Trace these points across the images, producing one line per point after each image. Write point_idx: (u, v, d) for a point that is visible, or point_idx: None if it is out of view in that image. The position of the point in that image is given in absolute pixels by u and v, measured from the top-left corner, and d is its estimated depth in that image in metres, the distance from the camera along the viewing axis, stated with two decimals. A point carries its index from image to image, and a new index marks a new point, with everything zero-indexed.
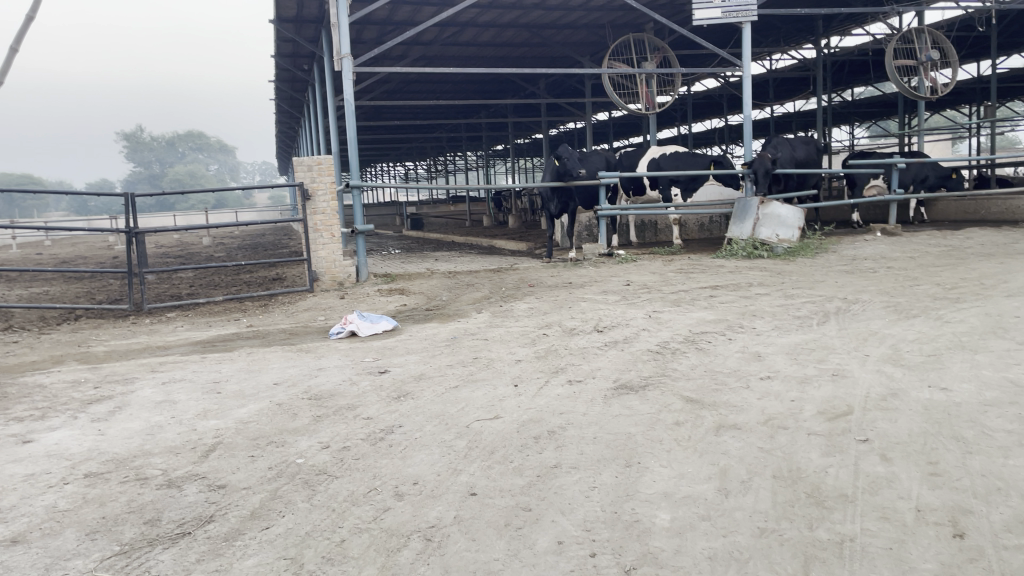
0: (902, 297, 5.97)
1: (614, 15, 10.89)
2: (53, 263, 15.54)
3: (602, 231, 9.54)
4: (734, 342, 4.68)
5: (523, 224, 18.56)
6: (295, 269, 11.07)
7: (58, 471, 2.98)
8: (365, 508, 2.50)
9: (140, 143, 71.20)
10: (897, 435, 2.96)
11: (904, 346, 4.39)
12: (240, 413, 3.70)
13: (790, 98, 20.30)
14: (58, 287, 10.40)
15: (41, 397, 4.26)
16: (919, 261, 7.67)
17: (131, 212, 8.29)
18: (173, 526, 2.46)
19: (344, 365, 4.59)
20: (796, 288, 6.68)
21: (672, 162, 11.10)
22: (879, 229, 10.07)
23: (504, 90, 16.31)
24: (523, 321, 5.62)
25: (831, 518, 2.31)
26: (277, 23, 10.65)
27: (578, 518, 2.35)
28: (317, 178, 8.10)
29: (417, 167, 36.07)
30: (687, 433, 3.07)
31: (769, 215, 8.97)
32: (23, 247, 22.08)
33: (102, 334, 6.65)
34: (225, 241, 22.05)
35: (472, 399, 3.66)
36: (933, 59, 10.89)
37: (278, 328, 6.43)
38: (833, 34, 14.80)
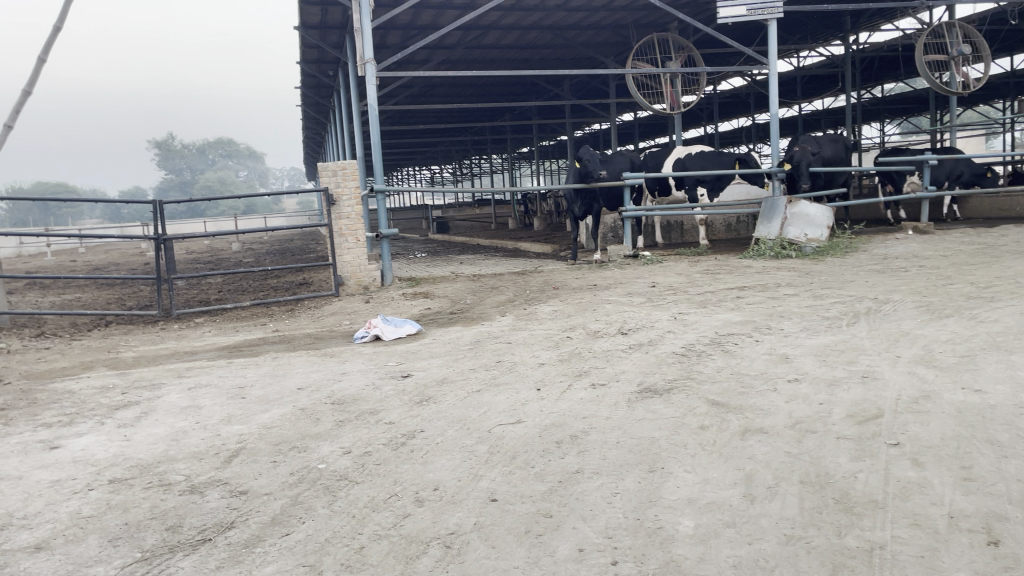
0: (934, 296, 5.85)
1: (638, 15, 10.83)
2: (86, 269, 15.80)
3: (627, 232, 9.47)
4: (761, 344, 4.61)
5: (548, 226, 18.54)
6: (321, 274, 11.13)
7: (84, 477, 3.00)
8: (384, 514, 2.48)
9: (171, 150, 72.28)
10: (929, 439, 2.88)
11: (937, 347, 4.30)
12: (263, 418, 3.71)
13: (818, 95, 20.06)
14: (91, 293, 10.56)
15: (70, 403, 4.31)
16: (953, 260, 7.50)
17: (160, 219, 8.38)
18: (194, 532, 2.46)
19: (368, 369, 4.59)
20: (825, 288, 6.57)
21: (697, 162, 10.99)
22: (911, 227, 9.88)
23: (528, 92, 16.30)
24: (547, 324, 5.59)
25: (860, 525, 2.24)
26: (301, 29, 10.74)
27: (600, 526, 2.31)
28: (342, 183, 8.13)
29: (443, 170, 36.18)
30: (712, 438, 3.01)
31: (797, 214, 8.86)
32: (58, 254, 22.52)
33: (132, 340, 6.72)
34: (254, 247, 22.29)
35: (494, 403, 3.64)
36: (965, 54, 10.71)
37: (304, 332, 6.46)
38: (861, 30, 14.60)
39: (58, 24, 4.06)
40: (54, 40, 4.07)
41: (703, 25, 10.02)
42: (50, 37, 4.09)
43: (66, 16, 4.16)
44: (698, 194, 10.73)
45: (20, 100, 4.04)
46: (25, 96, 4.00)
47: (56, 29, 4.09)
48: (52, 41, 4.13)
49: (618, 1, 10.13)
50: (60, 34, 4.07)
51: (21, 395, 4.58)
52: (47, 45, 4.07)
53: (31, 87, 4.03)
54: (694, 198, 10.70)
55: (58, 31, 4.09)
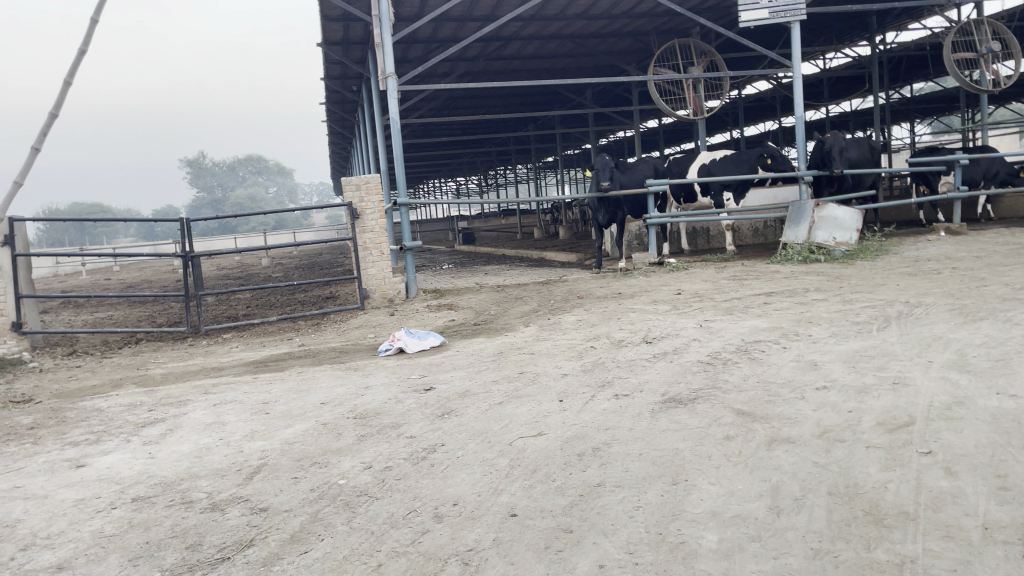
0: (967, 299, 5.72)
1: (659, 21, 10.78)
2: (119, 287, 16.06)
3: (652, 240, 9.38)
4: (788, 351, 4.53)
5: (575, 235, 18.51)
6: (347, 287, 11.19)
7: (107, 495, 3.02)
8: (404, 531, 2.46)
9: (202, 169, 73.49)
10: (962, 446, 2.79)
11: (971, 351, 4.19)
12: (286, 433, 3.71)
13: (845, 97, 19.82)
14: (122, 311, 10.70)
15: (98, 421, 4.35)
16: (986, 261, 7.34)
17: (187, 237, 8.47)
18: (214, 550, 2.45)
19: (391, 383, 4.58)
20: (854, 292, 6.45)
21: (723, 166, 10.89)
22: (943, 228, 9.69)
23: (551, 102, 16.30)
24: (571, 334, 5.54)
25: (890, 538, 2.17)
26: (324, 46, 10.85)
27: (621, 541, 2.26)
28: (365, 197, 8.15)
29: (468, 181, 36.33)
30: (737, 448, 2.95)
31: (825, 218, 8.72)
32: (93, 272, 22.95)
33: (160, 357, 6.79)
34: (283, 262, 22.52)
35: (516, 416, 3.60)
36: (995, 51, 10.46)
37: (329, 346, 6.48)
38: (888, 30, 14.40)
39: (83, 47, 4.01)
40: (78, 63, 4.10)
41: (726, 30, 9.91)
42: (75, 61, 4.03)
43: (89, 39, 4.12)
44: (724, 199, 10.64)
45: (49, 122, 3.95)
46: (52, 118, 3.91)
47: (80, 52, 4.06)
48: (77, 64, 4.07)
49: (638, 8, 10.09)
50: (84, 57, 4.07)
51: (51, 413, 4.63)
52: (72, 68, 4.02)
53: (58, 111, 3.94)
54: (720, 203, 10.60)
55: (82, 53, 4.03)
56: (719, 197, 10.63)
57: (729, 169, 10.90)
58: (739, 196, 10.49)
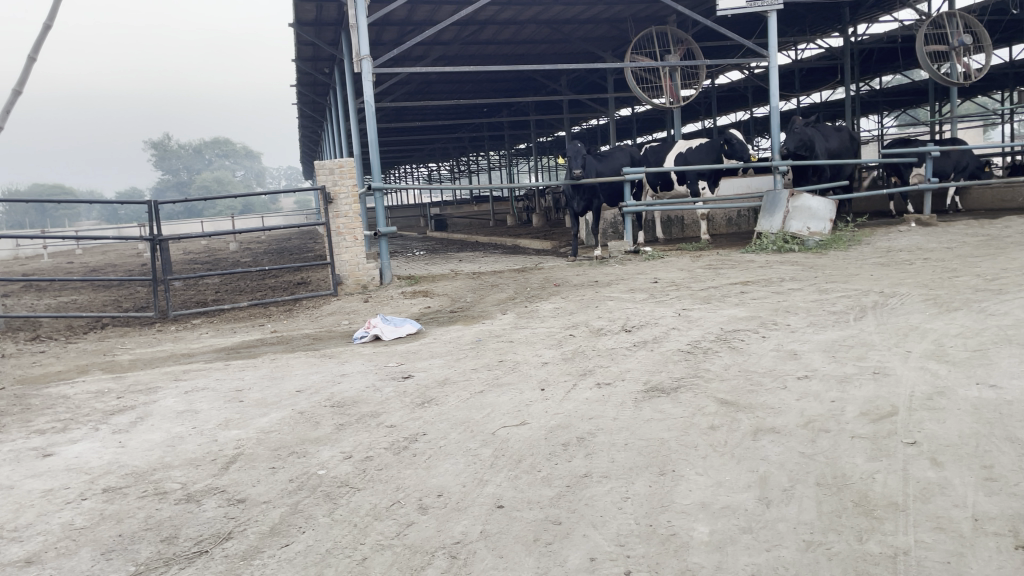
0: (941, 290, 5.76)
1: (636, 8, 10.74)
2: (83, 271, 15.73)
3: (628, 228, 9.37)
4: (768, 340, 4.53)
5: (548, 222, 18.48)
6: (319, 273, 11.02)
7: (76, 486, 2.92)
8: (388, 522, 2.40)
9: (168, 151, 72.36)
10: (947, 437, 2.79)
11: (948, 341, 4.21)
12: (262, 422, 3.63)
13: (817, 88, 19.97)
14: (87, 295, 10.46)
15: (64, 408, 4.22)
16: (957, 252, 7.44)
17: (155, 220, 8.27)
18: (190, 543, 2.38)
19: (368, 370, 4.50)
20: (830, 282, 6.49)
21: (698, 155, 10.87)
22: (914, 220, 9.80)
23: (525, 88, 16.20)
24: (549, 321, 5.50)
25: (882, 529, 2.16)
26: (296, 26, 10.65)
27: (611, 533, 2.23)
28: (339, 181, 8.04)
29: (440, 168, 36.17)
30: (723, 438, 2.93)
31: (800, 208, 8.77)
32: (55, 256, 22.45)
33: (128, 342, 6.63)
34: (252, 246, 22.21)
35: (498, 405, 3.55)
36: (966, 44, 10.57)
37: (303, 333, 6.37)
38: (860, 21, 14.50)
39: (48, 24, 4.01)
40: (44, 38, 4.03)
41: (703, 18, 9.90)
42: (39, 36, 4.02)
43: (54, 16, 4.12)
44: (699, 188, 10.65)
45: (12, 96, 3.94)
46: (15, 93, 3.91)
47: (46, 28, 4.01)
48: (43, 39, 4.04)
49: None
50: (49, 32, 4.02)
51: (14, 400, 4.48)
52: (38, 43, 3.97)
53: (21, 85, 3.92)
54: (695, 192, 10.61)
55: (48, 29, 4.01)
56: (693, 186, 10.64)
57: (703, 157, 10.90)
58: (712, 184, 10.51)
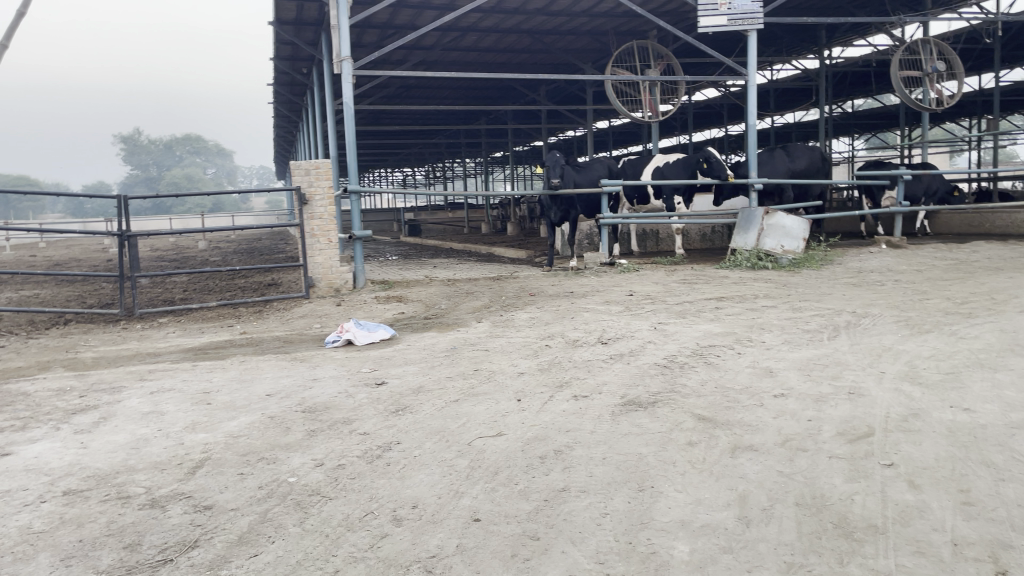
0: (912, 311, 5.83)
1: (618, 22, 10.79)
2: (47, 265, 15.40)
3: (604, 240, 9.38)
4: (743, 356, 4.53)
5: (522, 231, 18.48)
6: (292, 275, 10.88)
7: (35, 488, 2.81)
8: (361, 534, 2.33)
9: (138, 146, 71.46)
10: (923, 459, 2.80)
11: (920, 363, 4.25)
12: (231, 426, 3.54)
13: (791, 108, 20.24)
14: (50, 290, 10.21)
15: (23, 406, 4.08)
16: (927, 275, 7.53)
17: (123, 215, 8.08)
18: (154, 551, 2.29)
19: (341, 375, 4.43)
20: (803, 301, 6.53)
21: (676, 170, 10.90)
22: (885, 241, 9.92)
23: (504, 96, 16.20)
24: (525, 331, 5.47)
25: (863, 552, 2.15)
26: (276, 25, 10.54)
27: (590, 550, 2.19)
28: (315, 182, 7.93)
29: (415, 173, 36.05)
30: (701, 454, 2.91)
31: (773, 226, 8.81)
32: (17, 248, 21.92)
33: (92, 339, 6.47)
34: (220, 245, 21.88)
35: (474, 414, 3.49)
36: (939, 70, 10.79)
37: (273, 335, 6.26)
38: (836, 44, 14.71)
39: (21, 11, 3.93)
40: (16, 27, 3.94)
41: (685, 34, 9.93)
42: (12, 24, 3.93)
43: (29, 4, 4.05)
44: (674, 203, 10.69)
45: None
46: None
47: (19, 15, 3.91)
48: (15, 27, 3.96)
49: (599, 6, 10.06)
50: (22, 21, 3.92)
51: None
52: (10, 30, 3.87)
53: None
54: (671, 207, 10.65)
55: (21, 17, 3.93)
56: (669, 201, 10.68)
57: (680, 173, 10.95)
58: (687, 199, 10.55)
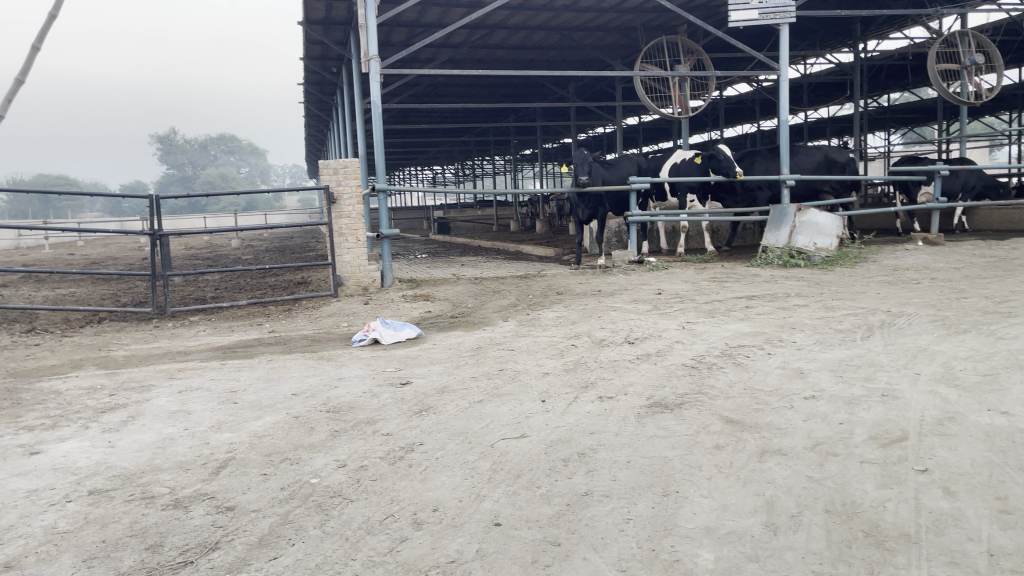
0: (949, 311, 5.68)
1: (647, 17, 10.68)
2: (83, 264, 15.69)
3: (633, 238, 9.28)
4: (773, 357, 4.44)
5: (551, 229, 18.40)
6: (320, 273, 10.94)
7: (62, 487, 2.83)
8: (380, 537, 2.32)
9: (173, 146, 72.57)
10: (959, 465, 2.71)
11: (957, 364, 4.13)
12: (256, 426, 3.54)
13: (825, 103, 19.93)
14: (85, 288, 10.37)
15: (54, 404, 4.14)
16: (965, 272, 7.35)
17: (155, 214, 8.17)
18: (175, 552, 2.29)
19: (366, 375, 4.42)
20: (836, 299, 6.41)
21: (690, 167, 10.73)
22: (921, 238, 9.71)
23: (534, 94, 16.15)
24: (551, 330, 5.42)
25: (894, 563, 2.08)
26: (305, 25, 10.59)
27: (612, 557, 2.15)
28: (343, 181, 7.96)
29: (445, 171, 36.09)
30: (728, 458, 2.85)
31: (806, 223, 8.70)
32: (56, 247, 22.35)
33: (125, 338, 6.56)
34: (253, 244, 22.11)
35: (498, 415, 3.47)
36: (978, 63, 10.51)
37: (301, 334, 6.29)
38: (870, 37, 14.43)
39: (52, 14, 3.98)
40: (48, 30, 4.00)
41: (713, 28, 9.78)
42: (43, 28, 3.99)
43: (61, 8, 4.12)
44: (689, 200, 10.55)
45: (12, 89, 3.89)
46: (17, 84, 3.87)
47: (50, 18, 3.97)
48: (46, 30, 4.01)
49: (628, 2, 9.98)
50: (53, 24, 3.97)
51: (5, 394, 4.40)
52: (42, 33, 3.93)
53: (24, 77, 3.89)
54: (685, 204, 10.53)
55: (51, 20, 3.98)
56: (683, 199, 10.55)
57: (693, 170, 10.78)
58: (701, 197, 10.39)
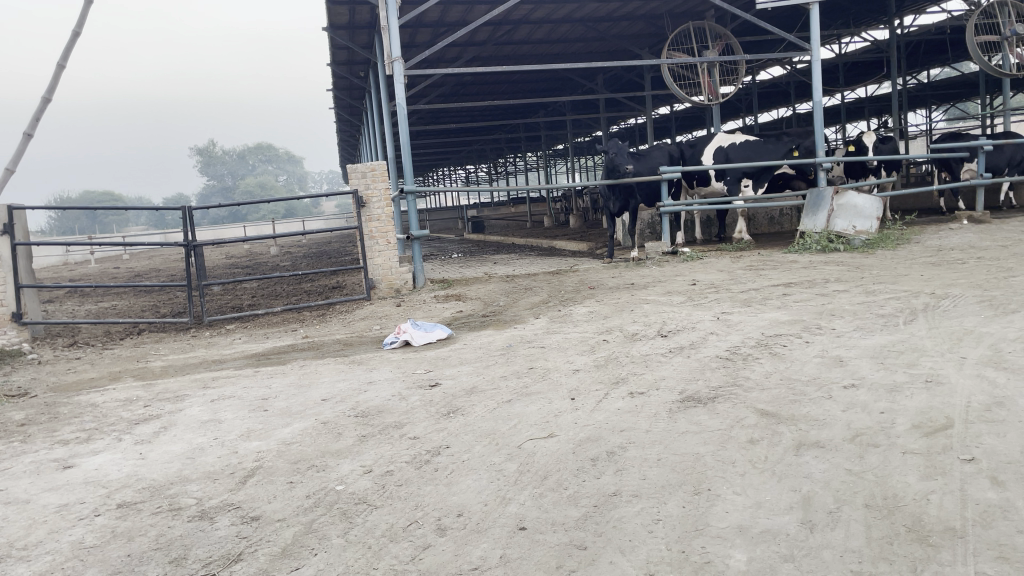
0: (995, 290, 5.47)
1: (674, 4, 10.51)
2: (126, 277, 15.99)
3: (665, 229, 9.11)
4: (811, 345, 4.31)
5: (585, 223, 18.29)
6: (356, 277, 10.98)
7: (91, 501, 2.84)
8: (403, 545, 2.27)
9: (212, 157, 73.93)
10: (1008, 453, 2.58)
11: (1006, 346, 3.95)
12: (284, 433, 3.53)
13: (861, 82, 19.47)
14: (127, 301, 10.56)
15: (90, 417, 4.18)
16: (1013, 250, 7.09)
17: (189, 225, 8.25)
18: (199, 565, 2.28)
19: (395, 378, 4.39)
20: (877, 283, 6.22)
21: (741, 152, 10.55)
22: (965, 217, 9.40)
23: (562, 87, 16.05)
24: (583, 326, 5.34)
25: (939, 559, 1.97)
26: (330, 31, 10.62)
27: (640, 560, 2.08)
28: (371, 184, 7.96)
29: (477, 169, 36.12)
30: (763, 453, 2.75)
31: (845, 206, 8.46)
32: (102, 261, 22.89)
33: (162, 348, 6.64)
34: (292, 250, 22.37)
35: (526, 415, 3.41)
36: (1019, 34, 10.11)
37: (333, 338, 6.30)
38: (907, 13, 14.04)
39: (75, 31, 4.00)
40: (72, 46, 4.03)
41: (742, 13, 9.53)
42: (67, 44, 4.01)
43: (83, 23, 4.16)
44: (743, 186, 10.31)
45: (40, 107, 3.93)
46: (43, 102, 3.90)
47: (73, 36, 4.02)
48: (71, 47, 4.04)
49: None
50: (78, 39, 4.00)
51: (44, 409, 4.46)
52: (65, 50, 3.95)
53: (49, 95, 3.93)
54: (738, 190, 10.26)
55: (75, 36, 4.00)
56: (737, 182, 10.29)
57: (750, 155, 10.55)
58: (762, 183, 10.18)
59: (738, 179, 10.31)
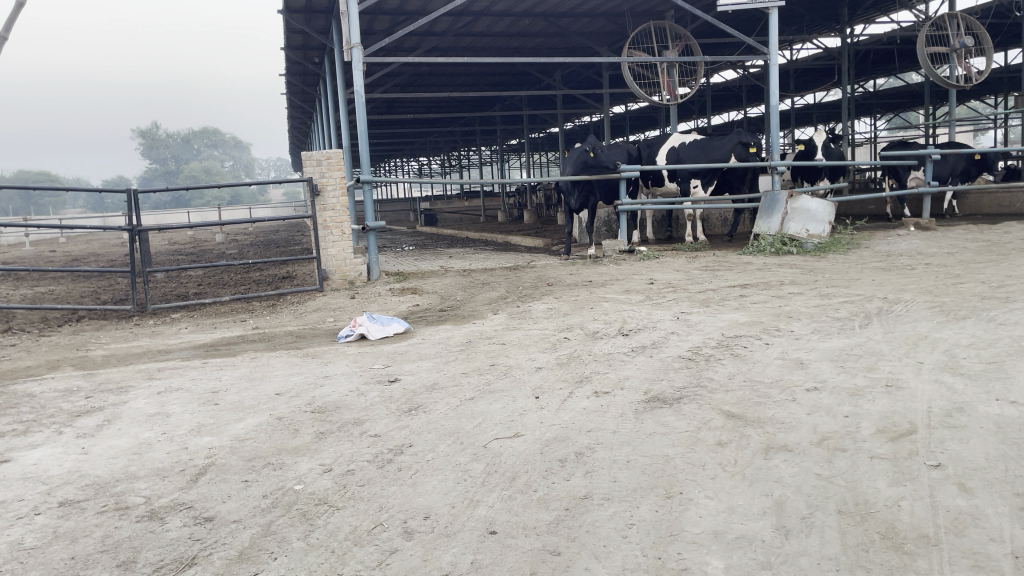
0: (946, 296, 5.58)
1: (635, 3, 10.53)
2: (63, 261, 15.39)
3: (622, 227, 9.12)
4: (772, 347, 4.32)
5: (539, 219, 18.27)
6: (307, 267, 10.76)
7: (31, 498, 2.68)
8: (369, 550, 2.18)
9: (156, 140, 71.98)
10: (973, 459, 2.60)
11: (961, 352, 4.02)
12: (238, 428, 3.39)
13: (811, 88, 19.85)
14: (64, 286, 10.14)
15: (27, 408, 3.96)
16: (960, 257, 7.27)
17: (134, 209, 7.94)
18: (149, 570, 2.15)
19: (352, 373, 4.27)
20: (831, 287, 6.30)
21: (691, 152, 10.57)
22: (912, 224, 9.61)
23: (519, 82, 15.98)
24: (542, 323, 5.28)
25: (915, 568, 1.97)
26: (285, 13, 10.36)
27: (616, 567, 2.03)
28: (326, 173, 7.77)
29: (431, 161, 35.87)
30: (733, 456, 2.72)
31: (798, 209, 8.57)
32: (38, 243, 22.03)
33: (103, 337, 6.36)
34: (239, 238, 21.85)
35: (490, 414, 3.33)
36: (968, 46, 10.34)
37: (285, 330, 6.12)
38: (858, 22, 14.33)
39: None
40: (16, 16, 3.82)
41: (703, 14, 9.53)
42: (12, 13, 3.80)
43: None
44: (692, 186, 10.33)
45: None
46: None
47: (18, 6, 3.80)
48: (15, 18, 3.82)
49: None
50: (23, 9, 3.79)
51: None
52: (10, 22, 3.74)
53: None
54: (687, 190, 10.28)
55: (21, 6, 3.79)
56: (687, 184, 10.30)
57: (700, 155, 10.56)
58: (709, 183, 10.23)
59: (687, 178, 10.31)
